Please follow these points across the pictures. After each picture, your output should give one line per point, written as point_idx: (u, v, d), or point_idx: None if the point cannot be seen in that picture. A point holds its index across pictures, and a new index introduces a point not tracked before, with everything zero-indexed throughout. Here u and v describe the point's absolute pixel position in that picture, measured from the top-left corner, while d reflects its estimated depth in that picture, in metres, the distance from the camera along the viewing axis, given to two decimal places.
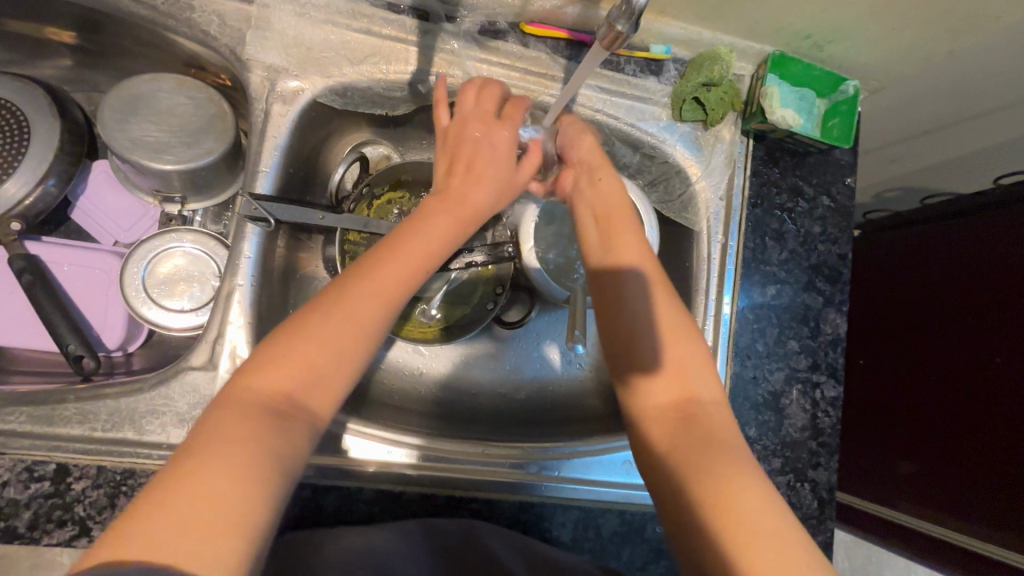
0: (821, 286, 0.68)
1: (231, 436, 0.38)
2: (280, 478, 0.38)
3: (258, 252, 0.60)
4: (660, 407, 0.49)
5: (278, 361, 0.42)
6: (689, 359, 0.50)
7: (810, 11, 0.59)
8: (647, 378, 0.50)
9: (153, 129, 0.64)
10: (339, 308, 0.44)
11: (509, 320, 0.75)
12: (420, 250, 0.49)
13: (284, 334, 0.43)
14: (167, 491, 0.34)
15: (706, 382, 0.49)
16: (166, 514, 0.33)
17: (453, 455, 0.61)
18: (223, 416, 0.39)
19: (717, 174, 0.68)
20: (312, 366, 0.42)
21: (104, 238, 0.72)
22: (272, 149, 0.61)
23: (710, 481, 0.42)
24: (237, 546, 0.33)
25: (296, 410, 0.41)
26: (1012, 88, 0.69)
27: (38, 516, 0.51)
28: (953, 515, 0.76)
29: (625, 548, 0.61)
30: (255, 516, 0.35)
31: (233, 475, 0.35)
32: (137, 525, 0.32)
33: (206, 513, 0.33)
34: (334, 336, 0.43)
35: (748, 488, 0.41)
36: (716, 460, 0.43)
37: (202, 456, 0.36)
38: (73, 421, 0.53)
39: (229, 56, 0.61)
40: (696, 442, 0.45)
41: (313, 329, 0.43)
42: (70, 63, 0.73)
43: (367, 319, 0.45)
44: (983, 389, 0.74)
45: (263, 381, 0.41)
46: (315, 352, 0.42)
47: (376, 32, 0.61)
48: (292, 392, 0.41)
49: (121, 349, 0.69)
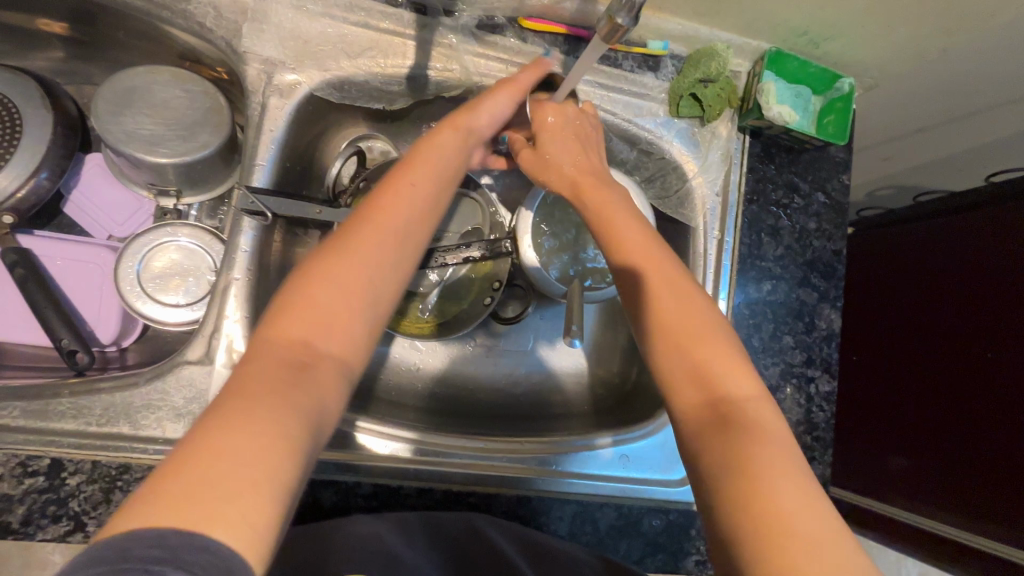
0: (816, 282, 0.69)
1: (252, 395, 0.37)
2: (308, 428, 0.38)
3: (255, 246, 0.59)
4: (690, 405, 0.44)
5: (293, 316, 0.42)
6: (717, 354, 0.46)
7: (807, 9, 0.59)
8: (675, 367, 0.46)
9: (147, 122, 0.63)
10: (341, 255, 0.45)
11: (507, 316, 0.75)
12: (418, 199, 0.50)
13: (289, 293, 0.43)
14: (188, 456, 0.33)
15: (744, 380, 0.45)
16: (191, 477, 0.32)
17: (450, 449, 0.61)
18: (241, 377, 0.39)
19: (713, 169, 0.68)
20: (325, 316, 0.42)
21: (98, 232, 0.71)
22: (269, 142, 0.61)
23: (745, 477, 0.38)
24: (266, 502, 0.33)
25: (316, 362, 0.41)
26: (1003, 87, 0.70)
27: (32, 512, 0.51)
28: (952, 513, 0.75)
29: (622, 542, 0.62)
30: (285, 466, 0.34)
31: (260, 435, 0.34)
32: (167, 487, 0.31)
33: (236, 466, 0.33)
34: (340, 283, 0.44)
35: (774, 483, 0.38)
36: (749, 452, 0.40)
37: (221, 421, 0.35)
38: (68, 416, 0.53)
39: (225, 49, 0.61)
40: (728, 438, 0.41)
41: (319, 279, 0.43)
42: (62, 55, 0.72)
43: (375, 265, 0.45)
44: (993, 385, 0.72)
45: (277, 337, 0.41)
46: (326, 303, 0.43)
47: (373, 26, 0.61)
48: (308, 344, 0.41)
49: (115, 345, 0.68)
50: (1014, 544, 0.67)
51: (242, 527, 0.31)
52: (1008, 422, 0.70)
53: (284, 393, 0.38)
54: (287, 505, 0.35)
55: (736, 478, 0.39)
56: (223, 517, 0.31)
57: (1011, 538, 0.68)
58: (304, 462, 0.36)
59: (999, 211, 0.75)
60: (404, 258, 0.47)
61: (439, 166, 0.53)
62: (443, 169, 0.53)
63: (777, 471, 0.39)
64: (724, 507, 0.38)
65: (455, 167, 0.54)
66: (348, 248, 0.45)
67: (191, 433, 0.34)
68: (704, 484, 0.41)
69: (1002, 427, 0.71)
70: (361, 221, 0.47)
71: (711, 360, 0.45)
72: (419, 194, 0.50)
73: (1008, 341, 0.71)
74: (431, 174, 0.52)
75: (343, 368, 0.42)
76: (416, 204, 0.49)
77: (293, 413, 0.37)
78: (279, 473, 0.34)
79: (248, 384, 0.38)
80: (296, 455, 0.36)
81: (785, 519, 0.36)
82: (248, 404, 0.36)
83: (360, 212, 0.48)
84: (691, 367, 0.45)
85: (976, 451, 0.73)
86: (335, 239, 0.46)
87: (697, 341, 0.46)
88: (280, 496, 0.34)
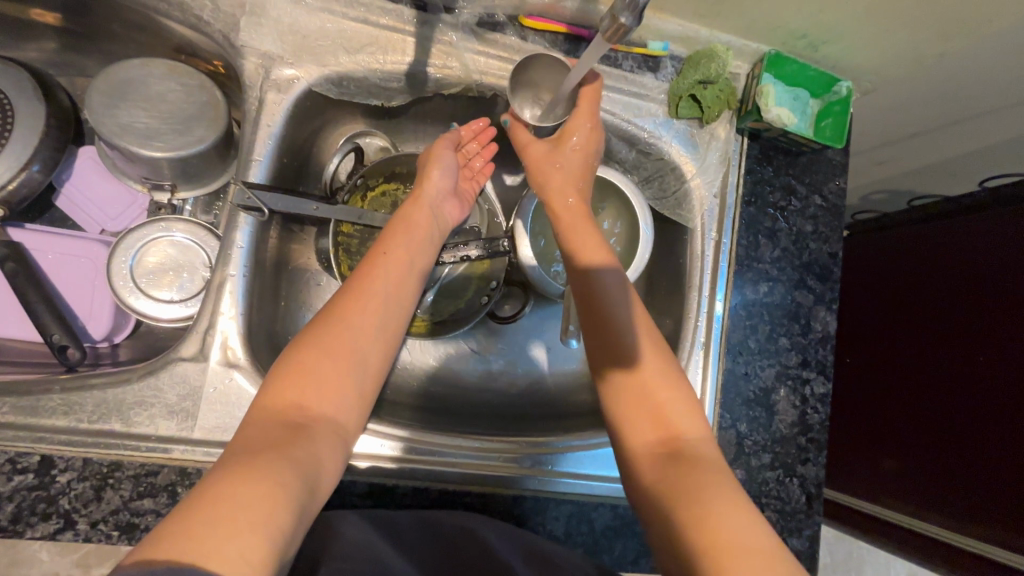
0: (811, 284, 0.69)
1: (253, 451, 0.40)
2: (303, 477, 0.41)
3: (251, 242, 0.59)
4: (640, 432, 0.51)
5: (287, 383, 0.47)
6: (663, 392, 0.52)
7: (807, 11, 0.59)
8: (621, 399, 0.53)
9: (143, 116, 0.63)
10: (328, 324, 0.50)
11: (504, 315, 0.75)
12: (395, 263, 0.56)
13: (284, 362, 0.48)
14: (194, 505, 0.35)
15: (685, 415, 0.51)
16: (195, 521, 0.34)
17: (445, 448, 0.61)
18: (241, 440, 0.42)
19: (711, 171, 0.69)
20: (317, 380, 0.47)
21: (91, 226, 0.70)
22: (266, 138, 0.60)
23: (692, 500, 0.44)
24: (266, 541, 0.35)
25: (310, 424, 0.45)
26: (998, 93, 0.70)
27: (21, 509, 0.50)
28: (946, 516, 0.76)
29: (617, 542, 0.61)
30: (285, 509, 0.37)
31: (260, 481, 0.37)
32: (172, 532, 0.33)
33: (239, 507, 0.35)
34: (330, 350, 0.49)
35: (725, 518, 0.42)
36: (699, 488, 0.44)
37: (225, 474, 0.38)
38: (59, 412, 0.52)
39: (223, 42, 0.60)
40: (673, 468, 0.47)
41: (312, 347, 0.49)
42: (56, 46, 0.71)
43: (363, 331, 0.51)
44: (983, 390, 0.73)
45: (271, 402, 0.45)
46: (317, 370, 0.48)
47: (373, 21, 0.61)
48: (303, 407, 0.46)
49: (107, 340, 0.67)
50: (1016, 548, 0.68)
51: (241, 563, 0.33)
52: (1002, 429, 0.70)
53: (281, 448, 0.42)
54: (285, 550, 0.36)
55: (689, 501, 0.44)
56: (221, 555, 0.32)
57: (1011, 541, 0.68)
58: (300, 507, 0.39)
59: (991, 216, 0.75)
60: (385, 323, 0.53)
61: (408, 230, 0.59)
62: (419, 241, 0.60)
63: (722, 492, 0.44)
64: (684, 536, 0.42)
65: (423, 230, 0.60)
66: (340, 314, 0.51)
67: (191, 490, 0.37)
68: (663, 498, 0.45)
69: (999, 433, 0.71)
70: (349, 292, 0.53)
71: (659, 396, 0.52)
72: (394, 259, 0.56)
73: (1007, 347, 0.71)
74: (410, 248, 0.58)
75: (333, 428, 0.47)
76: (397, 271, 0.56)
77: (291, 463, 0.40)
78: (280, 511, 0.37)
79: (247, 445, 0.41)
80: (294, 499, 0.38)
81: (731, 536, 0.40)
82: (250, 458, 0.40)
83: (349, 284, 0.54)
84: (644, 401, 0.52)
85: (974, 456, 0.73)
86: (324, 312, 0.52)
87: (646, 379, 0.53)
88: (278, 535, 0.36)
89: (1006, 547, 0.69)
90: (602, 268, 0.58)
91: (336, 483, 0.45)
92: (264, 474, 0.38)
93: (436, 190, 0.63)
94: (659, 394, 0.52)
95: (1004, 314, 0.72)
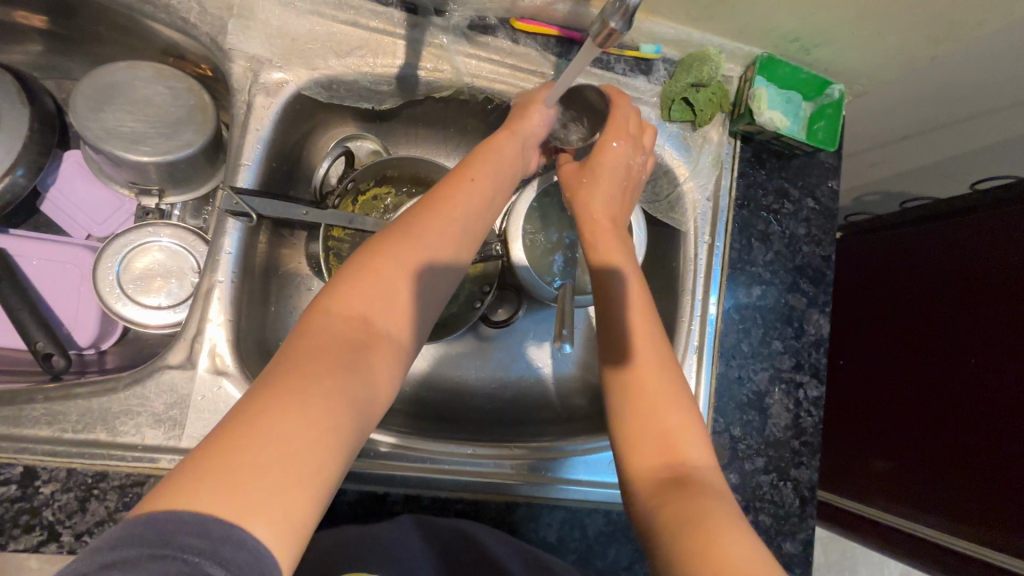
0: (805, 287, 0.69)
1: (317, 368, 0.39)
2: (358, 410, 0.40)
3: (240, 247, 0.58)
4: (645, 455, 0.48)
5: (356, 291, 0.44)
6: (671, 422, 0.50)
7: (799, 15, 0.59)
8: (626, 410, 0.51)
9: (128, 119, 0.62)
10: (404, 240, 0.47)
11: (497, 320, 0.74)
12: (476, 190, 0.54)
13: (352, 267, 0.46)
14: (242, 438, 0.34)
15: (692, 440, 0.49)
16: (237, 464, 0.33)
17: (437, 455, 0.59)
18: (306, 347, 0.41)
19: (704, 174, 0.68)
20: (386, 298, 0.45)
21: (76, 232, 0.69)
22: (255, 142, 0.59)
23: (693, 528, 0.42)
24: (309, 494, 0.35)
25: (374, 340, 0.43)
26: (989, 95, 0.70)
27: (3, 522, 0.49)
28: (937, 517, 0.76)
29: (611, 548, 0.61)
30: (336, 452, 0.37)
31: (315, 418, 0.37)
32: (217, 465, 0.33)
33: (289, 450, 0.35)
34: (404, 270, 0.46)
35: (728, 547, 0.40)
36: (696, 500, 0.44)
37: (280, 399, 0.37)
38: (42, 422, 0.51)
39: (210, 45, 0.59)
40: (678, 494, 0.45)
41: (385, 261, 0.46)
42: (41, 48, 0.70)
43: (436, 255, 0.49)
44: (991, 395, 0.71)
45: (339, 310, 0.43)
46: (389, 287, 0.45)
47: (363, 24, 0.60)
48: (370, 321, 0.44)
49: (93, 347, 0.66)
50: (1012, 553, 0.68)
51: (286, 515, 0.33)
52: (1006, 434, 0.69)
53: (344, 370, 0.40)
54: (330, 490, 0.37)
55: (688, 530, 0.42)
56: (270, 509, 0.33)
57: (1005, 546, 0.68)
58: (350, 445, 0.39)
59: (999, 216, 0.73)
60: (458, 250, 0.51)
61: (492, 158, 0.57)
62: (503, 173, 0.58)
63: (726, 524, 0.42)
64: (681, 542, 0.41)
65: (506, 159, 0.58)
66: (413, 233, 0.48)
67: (239, 405, 0.36)
68: (660, 529, 0.43)
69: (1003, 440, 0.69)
70: (426, 211, 0.50)
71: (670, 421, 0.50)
72: (478, 187, 0.54)
73: (993, 347, 0.72)
74: (495, 179, 0.56)
75: (396, 348, 0.45)
76: (473, 195, 0.53)
77: (351, 394, 0.39)
78: (329, 457, 0.37)
79: (312, 356, 0.40)
80: (345, 440, 0.38)
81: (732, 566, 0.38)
82: (309, 379, 0.38)
83: (426, 203, 0.51)
84: (652, 423, 0.50)
85: (975, 463, 0.72)
86: (398, 223, 0.49)
87: (651, 393, 0.51)
88: (324, 486, 0.36)
89: (1000, 551, 0.69)
90: (620, 269, 0.57)
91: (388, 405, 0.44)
92: (321, 405, 0.37)
93: (533, 133, 0.61)
94: (667, 416, 0.50)
95: (1014, 315, 0.70)
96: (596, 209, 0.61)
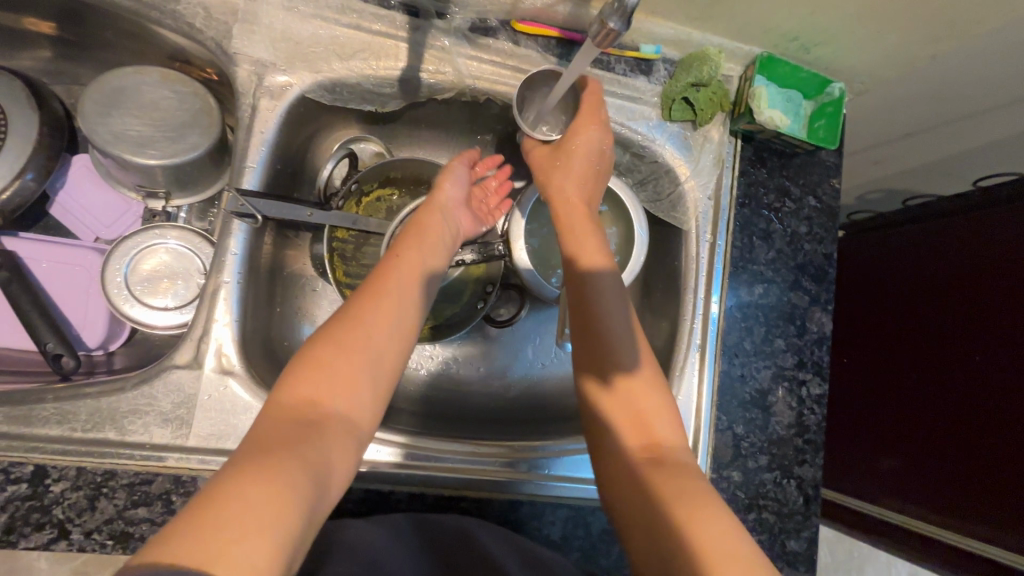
0: (807, 285, 0.69)
1: (264, 450, 0.40)
2: (312, 480, 0.40)
3: (245, 248, 0.59)
4: (633, 440, 0.51)
5: (301, 380, 0.46)
6: (651, 409, 0.52)
7: (798, 14, 0.60)
8: (610, 401, 0.53)
9: (136, 123, 0.63)
10: (346, 321, 0.50)
11: (500, 319, 0.75)
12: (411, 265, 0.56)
13: (299, 357, 0.48)
14: (200, 507, 0.35)
15: (669, 428, 0.52)
16: (196, 528, 0.34)
17: (441, 454, 0.60)
18: (255, 436, 0.42)
19: (705, 174, 0.69)
20: (330, 379, 0.46)
21: (85, 234, 0.70)
22: (259, 144, 0.60)
23: (677, 509, 0.44)
24: (271, 546, 0.34)
25: (323, 421, 0.44)
26: (990, 93, 0.71)
27: (14, 519, 0.50)
28: (944, 516, 0.76)
29: (615, 546, 0.61)
30: (293, 519, 0.37)
31: (268, 484, 0.37)
32: (177, 534, 0.33)
33: (244, 512, 0.35)
34: (345, 348, 0.48)
35: (712, 528, 0.42)
36: (678, 487, 0.47)
37: (235, 474, 0.37)
38: (52, 422, 0.52)
39: (216, 49, 0.60)
40: (662, 477, 0.47)
41: (326, 346, 0.48)
42: (50, 54, 0.71)
43: (378, 330, 0.50)
44: (983, 390, 0.73)
45: (286, 399, 0.45)
46: (332, 367, 0.47)
47: (366, 28, 0.61)
48: (317, 404, 0.45)
49: (102, 348, 0.67)
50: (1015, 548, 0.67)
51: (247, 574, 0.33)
52: (998, 426, 0.70)
53: (292, 447, 0.41)
54: (295, 549, 0.36)
55: (677, 510, 0.44)
56: (226, 564, 0.32)
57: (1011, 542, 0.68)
58: (308, 515, 0.38)
59: (993, 212, 0.75)
60: (403, 321, 0.52)
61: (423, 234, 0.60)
62: (435, 245, 0.60)
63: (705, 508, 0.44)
64: (660, 529, 0.44)
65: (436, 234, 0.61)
66: (354, 313, 0.50)
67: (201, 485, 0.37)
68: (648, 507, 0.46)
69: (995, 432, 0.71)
70: (366, 290, 0.53)
71: (649, 410, 0.52)
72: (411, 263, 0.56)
73: (983, 341, 0.73)
74: (426, 252, 0.58)
75: (348, 426, 0.45)
76: (410, 269, 0.56)
77: (302, 468, 0.40)
78: (285, 524, 0.36)
79: (259, 445, 0.41)
80: (302, 502, 0.38)
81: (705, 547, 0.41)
82: (260, 455, 0.39)
83: (365, 285, 0.53)
84: (633, 411, 0.52)
85: (976, 458, 0.72)
86: (343, 307, 0.52)
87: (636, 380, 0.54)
88: (285, 542, 0.35)
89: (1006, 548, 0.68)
90: (600, 270, 0.57)
91: (347, 486, 0.44)
92: (271, 479, 0.37)
93: (449, 201, 0.65)
94: (648, 405, 0.53)
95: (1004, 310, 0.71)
96: (568, 188, 0.62)
